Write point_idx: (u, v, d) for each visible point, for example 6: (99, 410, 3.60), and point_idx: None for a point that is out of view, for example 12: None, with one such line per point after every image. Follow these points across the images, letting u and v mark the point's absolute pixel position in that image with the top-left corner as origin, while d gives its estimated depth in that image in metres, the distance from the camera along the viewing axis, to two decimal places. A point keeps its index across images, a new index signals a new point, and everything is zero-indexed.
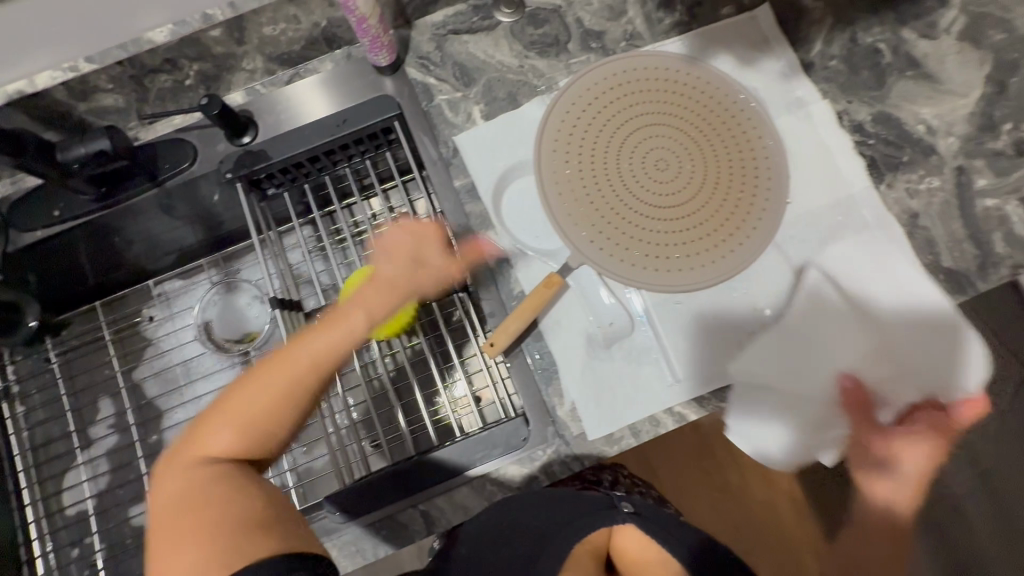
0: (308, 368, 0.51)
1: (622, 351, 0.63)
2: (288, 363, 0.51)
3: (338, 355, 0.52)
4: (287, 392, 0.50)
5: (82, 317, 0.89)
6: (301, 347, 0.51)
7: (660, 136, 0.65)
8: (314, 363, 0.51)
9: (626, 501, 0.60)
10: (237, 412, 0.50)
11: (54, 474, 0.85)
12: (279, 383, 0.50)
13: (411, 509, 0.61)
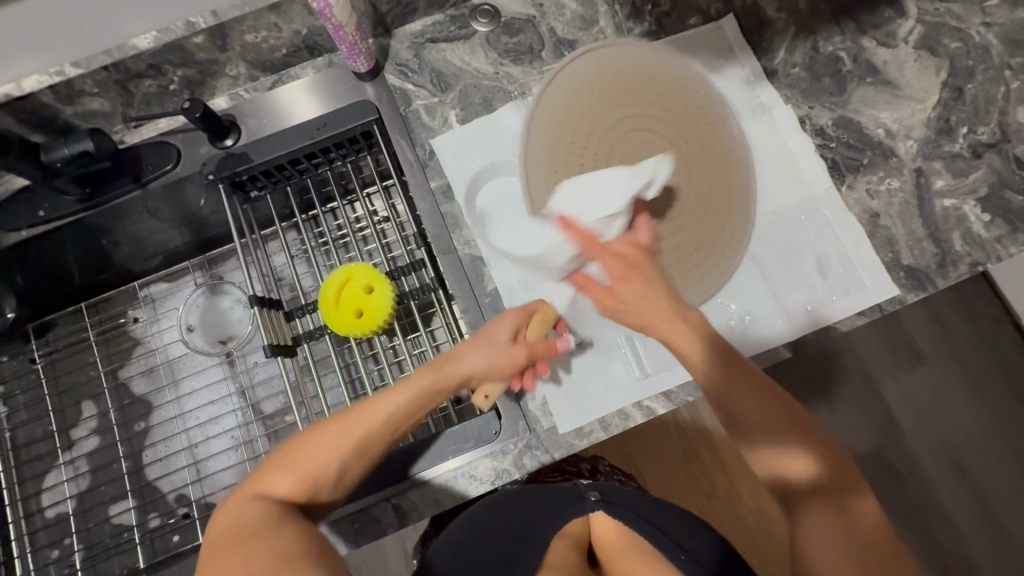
0: (375, 428, 0.53)
1: (592, 347, 0.64)
2: (366, 420, 0.54)
3: (404, 412, 0.55)
4: (349, 448, 0.53)
5: (68, 318, 0.90)
6: (375, 405, 0.54)
7: (642, 133, 0.67)
8: (385, 424, 0.54)
9: (593, 490, 0.69)
10: (302, 456, 0.53)
11: (35, 474, 0.85)
12: (345, 431, 0.53)
13: (383, 503, 0.61)
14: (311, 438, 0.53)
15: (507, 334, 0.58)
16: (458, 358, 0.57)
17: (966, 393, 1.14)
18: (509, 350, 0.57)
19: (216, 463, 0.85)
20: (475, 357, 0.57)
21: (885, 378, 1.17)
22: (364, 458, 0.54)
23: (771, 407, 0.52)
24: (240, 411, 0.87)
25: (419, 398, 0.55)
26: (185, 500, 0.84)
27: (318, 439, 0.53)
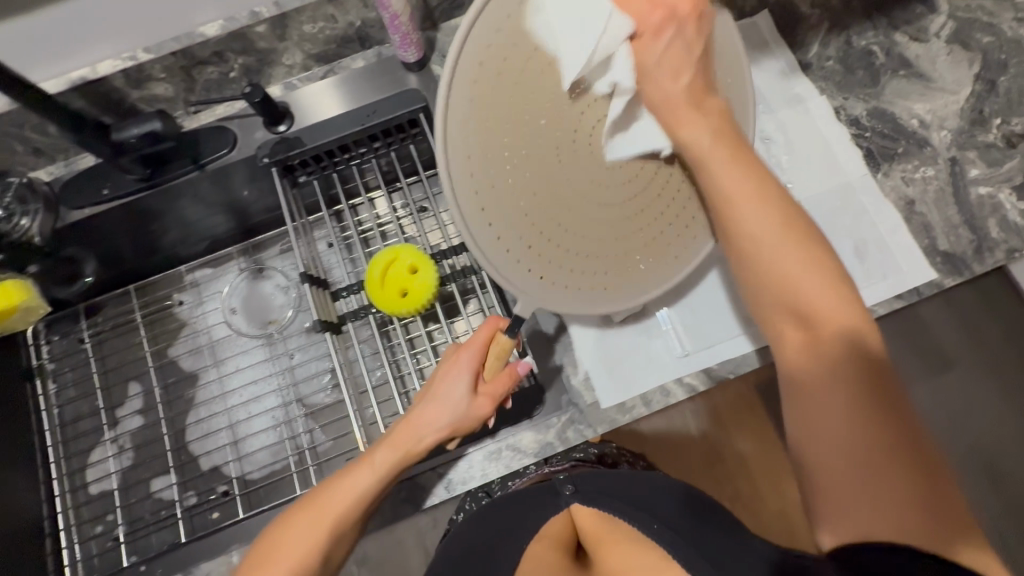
0: (347, 511, 0.56)
1: (634, 324, 0.66)
2: (337, 504, 0.56)
3: (368, 488, 0.56)
4: (327, 534, 0.55)
5: (115, 300, 0.93)
6: (344, 488, 0.56)
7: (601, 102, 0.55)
8: (356, 503, 0.56)
9: (568, 484, 0.63)
10: (282, 552, 0.54)
11: (81, 450, 0.88)
12: (318, 518, 0.55)
13: (430, 471, 0.64)
14: (289, 529, 0.56)
15: (466, 383, 0.57)
16: (413, 421, 0.58)
17: None
18: (471, 405, 0.57)
19: (256, 441, 0.88)
20: (436, 417, 0.57)
21: (914, 380, 1.07)
22: (343, 536, 0.57)
23: (808, 273, 0.49)
24: (281, 391, 0.90)
25: (387, 472, 0.57)
26: (225, 477, 0.87)
27: (297, 531, 0.55)
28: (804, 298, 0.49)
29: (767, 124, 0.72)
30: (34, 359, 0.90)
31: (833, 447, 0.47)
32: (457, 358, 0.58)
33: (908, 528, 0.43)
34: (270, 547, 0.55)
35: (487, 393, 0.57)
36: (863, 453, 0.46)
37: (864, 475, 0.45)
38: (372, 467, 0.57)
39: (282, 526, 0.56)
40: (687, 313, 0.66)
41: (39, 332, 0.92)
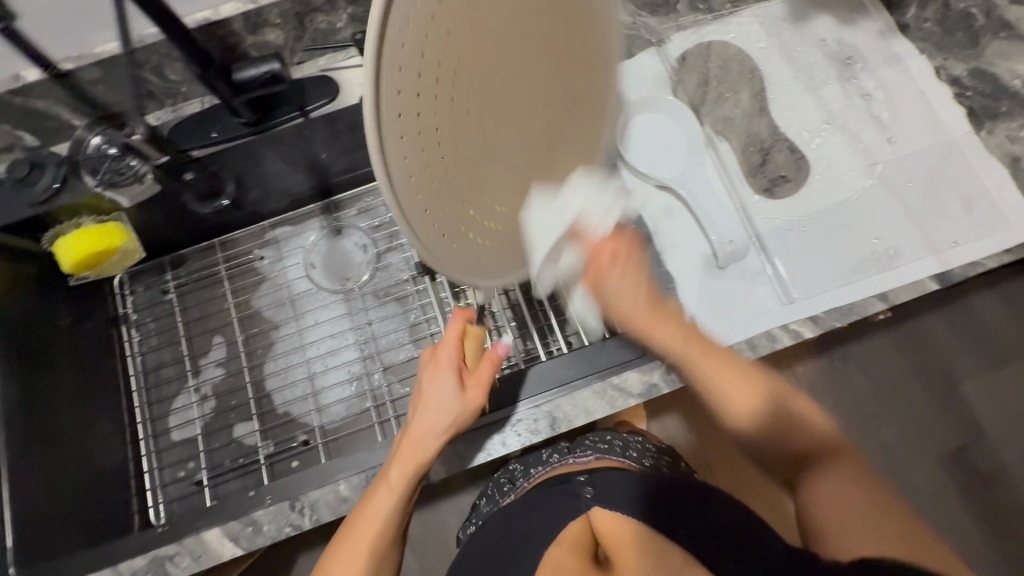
0: (377, 537, 0.55)
1: (737, 272, 0.66)
2: (366, 533, 0.55)
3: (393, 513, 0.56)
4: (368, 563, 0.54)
5: (198, 254, 0.95)
6: (369, 516, 0.55)
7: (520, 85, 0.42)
8: (383, 530, 0.55)
9: (588, 486, 0.62)
10: None
11: (161, 398, 0.89)
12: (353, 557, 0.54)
13: (536, 410, 0.64)
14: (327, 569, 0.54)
15: (453, 382, 0.57)
16: (413, 438, 0.57)
17: None
18: (463, 401, 0.57)
19: (333, 394, 0.90)
20: (433, 420, 0.57)
21: (964, 378, 1.15)
22: (381, 565, 0.55)
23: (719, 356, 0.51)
24: (357, 346, 0.92)
25: (403, 492, 0.56)
26: (305, 427, 0.88)
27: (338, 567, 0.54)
28: (722, 396, 0.49)
29: (866, 81, 0.72)
30: (120, 309, 0.92)
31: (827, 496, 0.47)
32: (436, 362, 0.57)
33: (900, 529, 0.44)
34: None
35: (476, 389, 0.57)
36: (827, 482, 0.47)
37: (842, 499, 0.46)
38: (389, 488, 0.56)
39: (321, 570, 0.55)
40: (791, 262, 0.66)
41: (123, 283, 0.94)
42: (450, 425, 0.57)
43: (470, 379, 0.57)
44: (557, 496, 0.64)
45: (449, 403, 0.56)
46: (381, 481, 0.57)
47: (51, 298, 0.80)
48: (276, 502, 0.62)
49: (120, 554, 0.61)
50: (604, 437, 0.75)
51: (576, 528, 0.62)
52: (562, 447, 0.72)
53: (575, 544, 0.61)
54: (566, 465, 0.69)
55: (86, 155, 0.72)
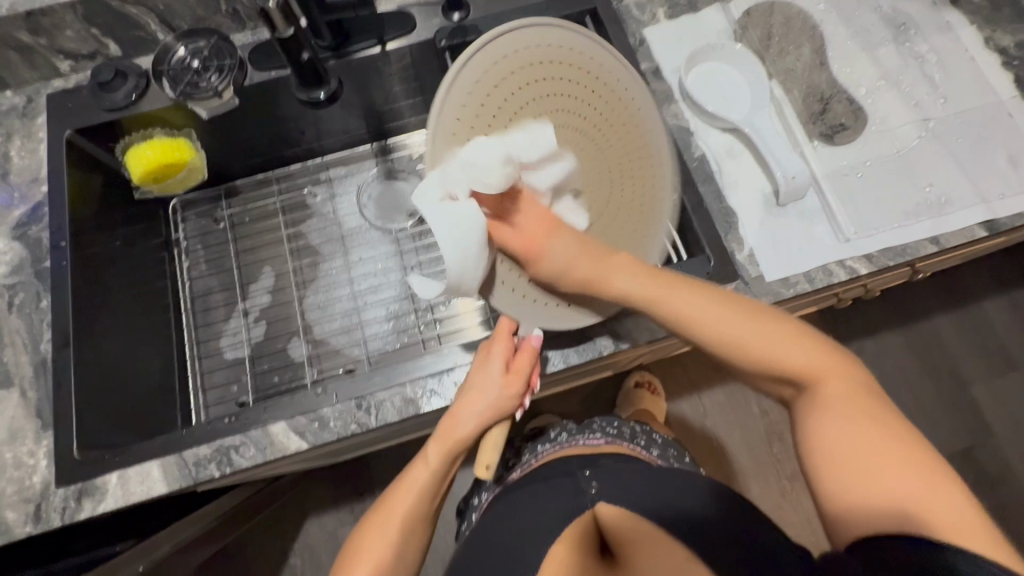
0: (412, 508, 0.57)
1: (796, 209, 0.69)
2: (403, 502, 0.57)
3: (431, 489, 0.58)
4: (399, 531, 0.56)
5: (252, 186, 0.95)
6: (407, 485, 0.58)
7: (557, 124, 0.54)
8: (421, 499, 0.57)
9: (593, 484, 0.66)
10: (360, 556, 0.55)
11: (208, 323, 0.89)
12: (391, 530, 0.56)
13: (600, 326, 0.66)
14: (364, 539, 0.56)
15: (496, 366, 0.56)
16: (453, 419, 0.56)
17: None
18: (505, 387, 0.56)
19: (377, 328, 0.89)
20: (473, 405, 0.56)
21: (974, 378, 1.26)
22: (416, 534, 0.58)
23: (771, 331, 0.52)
24: (403, 284, 0.91)
25: (440, 465, 0.57)
26: (348, 358, 0.87)
27: (373, 538, 0.56)
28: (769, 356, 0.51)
29: (919, 46, 0.76)
30: (172, 233, 0.91)
31: (855, 487, 0.44)
32: (488, 349, 0.58)
33: (932, 515, 0.41)
34: (352, 554, 0.56)
35: (515, 375, 0.56)
36: (868, 462, 0.44)
37: (866, 484, 0.44)
38: (426, 461, 0.58)
39: (353, 547, 0.57)
40: (846, 204, 0.69)
41: (175, 210, 0.93)
42: (486, 410, 0.56)
43: (511, 369, 0.57)
44: (563, 491, 0.67)
45: (489, 389, 0.56)
46: (420, 457, 0.58)
47: (114, 215, 0.81)
48: (343, 401, 0.63)
49: (185, 443, 0.63)
50: (613, 423, 0.81)
51: (580, 526, 0.63)
52: (573, 428, 0.79)
53: (574, 543, 0.62)
54: (578, 445, 0.75)
55: (168, 66, 0.75)
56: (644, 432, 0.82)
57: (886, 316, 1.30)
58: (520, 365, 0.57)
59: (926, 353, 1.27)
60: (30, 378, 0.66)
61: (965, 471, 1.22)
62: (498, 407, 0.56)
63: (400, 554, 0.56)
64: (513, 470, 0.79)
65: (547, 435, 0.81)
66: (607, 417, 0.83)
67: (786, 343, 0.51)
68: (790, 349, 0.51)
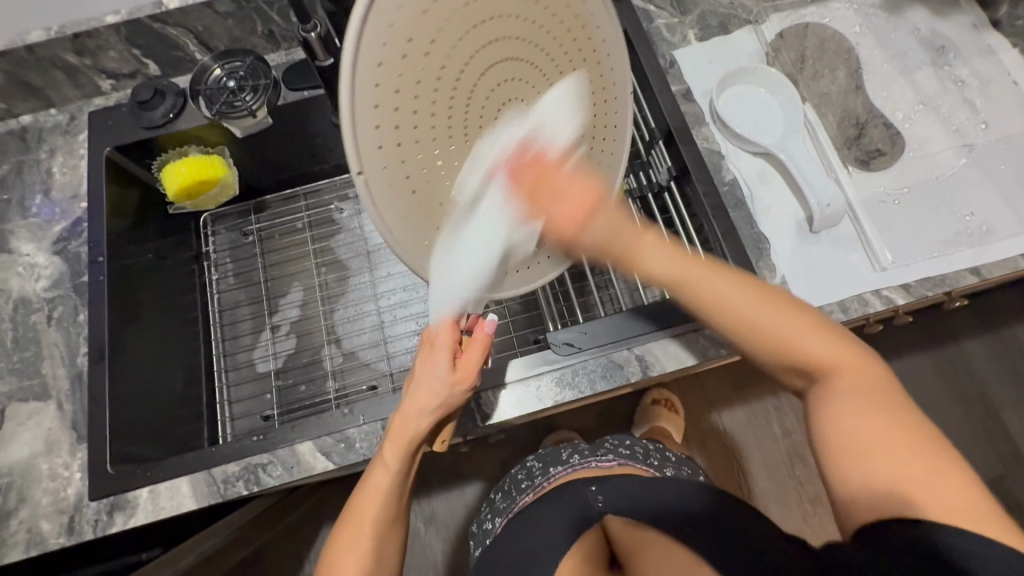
0: (378, 510, 0.55)
1: (830, 237, 0.68)
2: (367, 509, 0.55)
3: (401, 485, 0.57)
4: (372, 537, 0.54)
5: (281, 201, 0.97)
6: (368, 492, 0.55)
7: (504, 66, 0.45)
8: (385, 501, 0.56)
9: (598, 496, 0.67)
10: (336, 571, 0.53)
11: (236, 335, 0.91)
12: (360, 537, 0.54)
13: (627, 351, 0.66)
14: (334, 553, 0.54)
15: (445, 362, 0.56)
16: (404, 416, 0.57)
17: None
18: (455, 378, 0.56)
19: (402, 343, 0.89)
20: (427, 402, 0.56)
21: (1009, 403, 1.22)
22: (388, 536, 0.56)
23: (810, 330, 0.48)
24: (427, 300, 0.91)
25: (402, 467, 0.56)
26: (373, 374, 0.88)
27: (345, 546, 0.54)
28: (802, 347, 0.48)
29: (959, 69, 0.74)
30: (203, 247, 0.93)
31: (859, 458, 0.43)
32: (434, 344, 0.56)
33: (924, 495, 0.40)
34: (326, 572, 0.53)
35: (467, 367, 0.57)
36: (896, 444, 0.42)
37: (878, 471, 0.42)
38: (385, 465, 0.56)
39: (326, 561, 0.54)
40: (883, 232, 0.67)
41: (206, 224, 0.94)
42: (438, 400, 0.56)
43: (461, 359, 0.57)
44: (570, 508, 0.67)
45: (441, 383, 0.56)
46: (377, 460, 0.56)
47: (148, 230, 0.83)
48: (369, 422, 0.64)
49: (214, 459, 0.63)
50: (624, 442, 0.81)
51: (586, 539, 0.66)
52: (583, 450, 0.78)
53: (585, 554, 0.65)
54: (588, 467, 0.74)
55: (205, 86, 0.77)
56: (657, 450, 0.82)
57: (915, 339, 1.26)
58: (469, 355, 0.57)
59: (958, 376, 1.24)
60: (67, 391, 0.67)
61: (997, 499, 1.18)
62: (450, 395, 0.57)
63: (379, 558, 0.55)
64: (521, 496, 0.77)
65: (558, 456, 0.80)
66: (618, 438, 0.82)
67: (804, 333, 0.48)
68: (789, 324, 0.49)
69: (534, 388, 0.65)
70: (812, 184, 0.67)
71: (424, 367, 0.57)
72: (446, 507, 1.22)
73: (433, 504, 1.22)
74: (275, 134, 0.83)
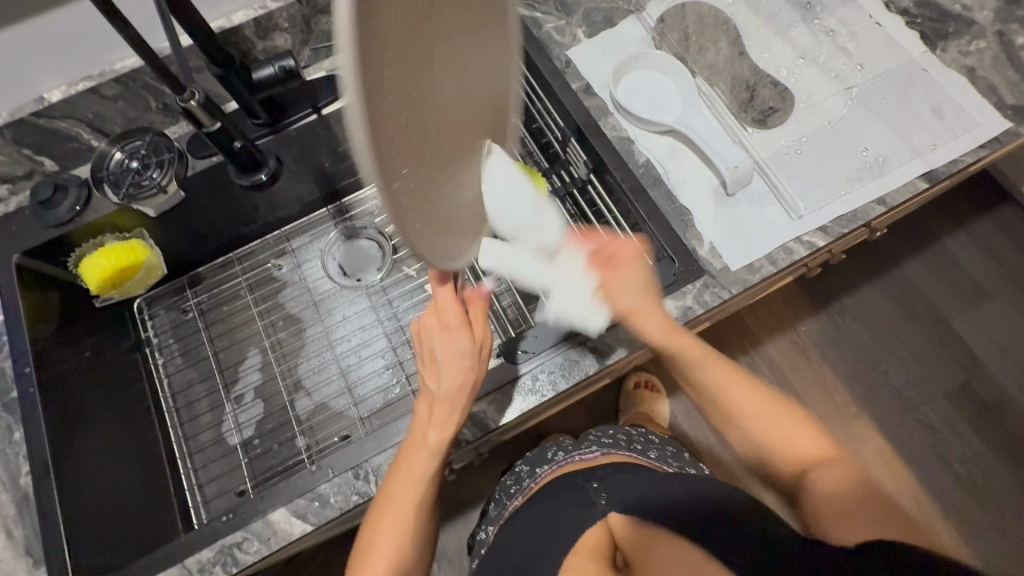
0: (421, 498, 0.57)
1: (746, 196, 0.71)
2: (407, 496, 0.56)
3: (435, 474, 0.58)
4: (412, 528, 0.56)
5: (216, 270, 0.95)
6: (410, 482, 0.57)
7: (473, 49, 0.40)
8: (426, 488, 0.57)
9: (602, 493, 0.65)
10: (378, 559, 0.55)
11: (193, 417, 0.87)
12: (401, 525, 0.55)
13: (581, 345, 0.67)
14: (373, 536, 0.56)
15: (467, 337, 0.57)
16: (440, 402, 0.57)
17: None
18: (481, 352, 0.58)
19: (369, 384, 0.87)
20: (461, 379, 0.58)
21: (958, 312, 1.29)
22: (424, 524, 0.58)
23: (780, 422, 0.59)
24: (385, 337, 0.89)
25: (442, 451, 0.58)
26: (344, 423, 0.85)
27: (383, 535, 0.56)
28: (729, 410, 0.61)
29: (828, 20, 0.79)
30: (142, 333, 0.90)
31: (822, 493, 0.54)
32: (449, 321, 0.57)
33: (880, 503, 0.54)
34: (364, 550, 0.56)
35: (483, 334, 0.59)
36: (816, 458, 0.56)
37: (827, 488, 0.54)
38: (428, 450, 0.57)
39: (364, 538, 0.56)
40: (792, 182, 0.71)
41: (142, 309, 0.92)
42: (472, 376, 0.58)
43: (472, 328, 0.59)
44: (571, 503, 0.66)
45: (467, 358, 0.57)
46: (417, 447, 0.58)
47: (76, 329, 0.79)
48: (339, 474, 0.62)
49: (186, 550, 0.61)
50: (608, 432, 0.80)
51: (594, 533, 0.64)
52: (568, 445, 0.78)
53: (593, 550, 0.63)
54: (574, 461, 0.74)
55: (108, 172, 0.75)
56: (640, 436, 0.82)
57: (859, 272, 1.33)
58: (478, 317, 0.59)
59: (906, 298, 1.30)
60: (14, 516, 0.63)
61: (967, 404, 1.24)
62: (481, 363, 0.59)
63: (416, 539, 0.57)
64: (509, 498, 0.78)
65: (544, 455, 0.80)
66: (602, 428, 0.82)
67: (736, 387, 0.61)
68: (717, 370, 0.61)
69: (495, 401, 0.66)
70: (719, 150, 0.71)
71: (444, 344, 0.57)
72: (453, 539, 1.20)
73: (440, 540, 1.20)
74: (192, 207, 0.82)
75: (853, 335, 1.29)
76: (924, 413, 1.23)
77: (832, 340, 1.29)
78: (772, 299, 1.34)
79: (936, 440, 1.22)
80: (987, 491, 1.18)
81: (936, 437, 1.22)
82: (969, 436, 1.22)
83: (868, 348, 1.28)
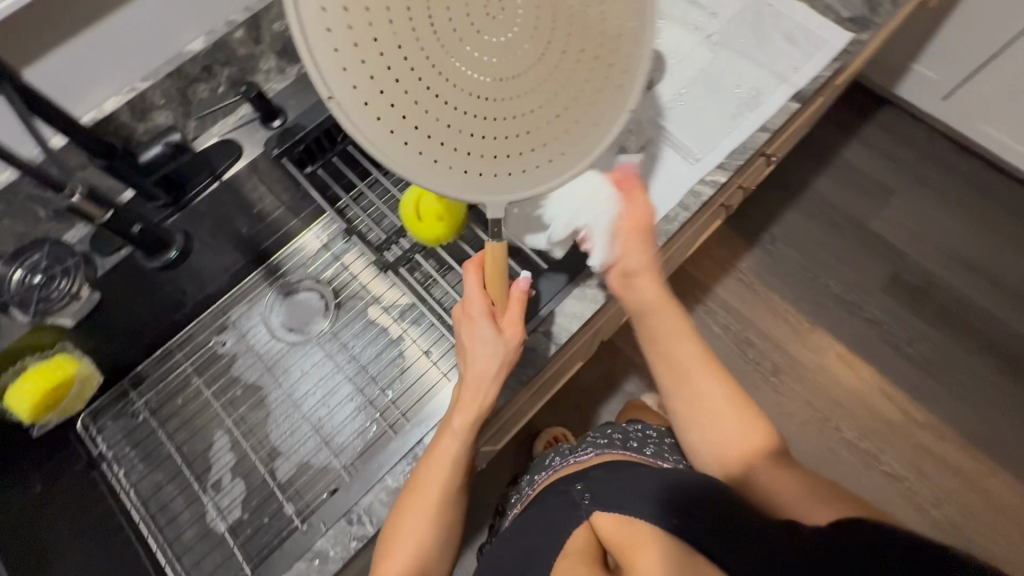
0: (447, 482, 0.57)
1: (647, 155, 0.75)
2: (435, 480, 0.57)
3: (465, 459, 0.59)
4: (434, 514, 0.56)
5: (156, 364, 0.91)
6: (438, 464, 0.58)
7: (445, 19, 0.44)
8: (450, 473, 0.58)
9: (586, 493, 0.61)
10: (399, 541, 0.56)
11: (171, 519, 0.83)
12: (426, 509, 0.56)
13: (534, 334, 0.69)
14: (398, 523, 0.57)
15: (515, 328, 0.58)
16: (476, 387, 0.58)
17: (925, 191, 1.40)
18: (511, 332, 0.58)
19: (345, 432, 0.85)
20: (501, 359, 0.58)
21: (870, 211, 1.40)
22: (449, 515, 0.57)
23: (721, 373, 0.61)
24: (349, 380, 0.88)
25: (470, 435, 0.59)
26: (330, 479, 0.83)
27: (410, 517, 0.56)
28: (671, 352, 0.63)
29: None
30: (93, 450, 0.85)
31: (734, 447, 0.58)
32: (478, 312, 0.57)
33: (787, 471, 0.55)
34: (388, 538, 0.56)
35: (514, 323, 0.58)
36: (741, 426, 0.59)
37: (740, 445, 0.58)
38: (453, 433, 0.59)
39: (391, 525, 0.57)
40: (684, 132, 0.76)
41: (87, 426, 0.87)
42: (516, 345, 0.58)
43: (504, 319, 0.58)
44: (557, 505, 0.63)
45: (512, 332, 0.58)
46: (444, 429, 0.59)
47: (17, 465, 0.74)
48: (332, 526, 0.62)
49: None
50: (605, 431, 0.77)
51: (581, 535, 0.60)
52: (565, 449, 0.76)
53: (583, 553, 0.59)
54: (569, 465, 0.71)
55: (10, 294, 0.71)
56: (645, 436, 0.75)
57: (776, 199, 1.42)
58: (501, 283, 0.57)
59: (822, 211, 1.40)
60: None
61: (901, 291, 1.34)
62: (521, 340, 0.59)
63: (436, 533, 0.57)
64: (515, 507, 0.78)
65: (544, 462, 0.80)
66: (602, 429, 0.79)
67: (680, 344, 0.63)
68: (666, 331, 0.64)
69: None
70: None
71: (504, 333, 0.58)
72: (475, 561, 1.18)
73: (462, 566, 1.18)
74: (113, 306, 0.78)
75: (787, 256, 1.38)
76: (867, 310, 1.33)
77: (770, 267, 1.37)
78: (709, 243, 1.40)
79: (884, 331, 1.31)
80: (939, 363, 1.28)
81: (884, 328, 1.31)
82: (911, 319, 1.32)
83: (803, 266, 1.37)
